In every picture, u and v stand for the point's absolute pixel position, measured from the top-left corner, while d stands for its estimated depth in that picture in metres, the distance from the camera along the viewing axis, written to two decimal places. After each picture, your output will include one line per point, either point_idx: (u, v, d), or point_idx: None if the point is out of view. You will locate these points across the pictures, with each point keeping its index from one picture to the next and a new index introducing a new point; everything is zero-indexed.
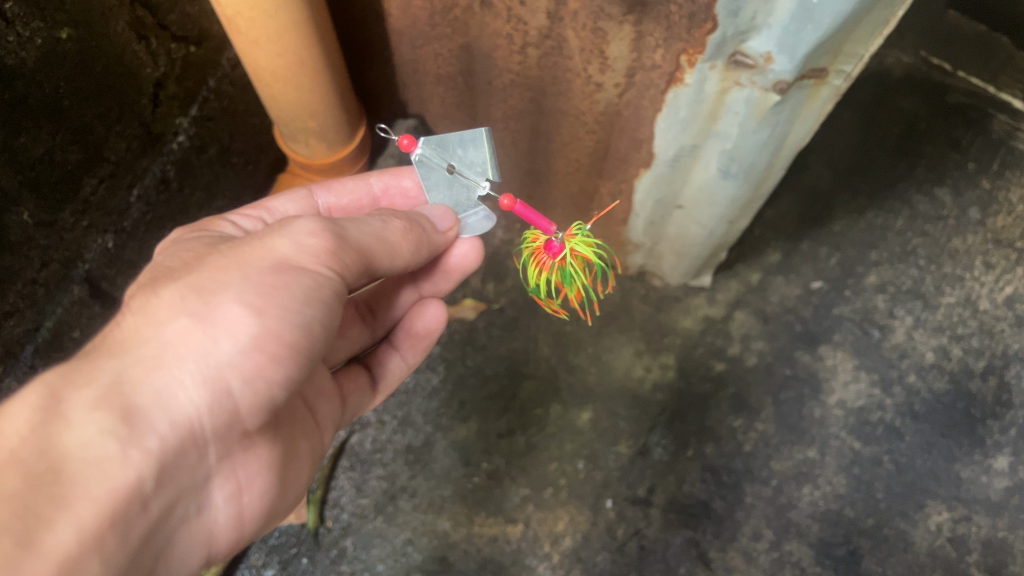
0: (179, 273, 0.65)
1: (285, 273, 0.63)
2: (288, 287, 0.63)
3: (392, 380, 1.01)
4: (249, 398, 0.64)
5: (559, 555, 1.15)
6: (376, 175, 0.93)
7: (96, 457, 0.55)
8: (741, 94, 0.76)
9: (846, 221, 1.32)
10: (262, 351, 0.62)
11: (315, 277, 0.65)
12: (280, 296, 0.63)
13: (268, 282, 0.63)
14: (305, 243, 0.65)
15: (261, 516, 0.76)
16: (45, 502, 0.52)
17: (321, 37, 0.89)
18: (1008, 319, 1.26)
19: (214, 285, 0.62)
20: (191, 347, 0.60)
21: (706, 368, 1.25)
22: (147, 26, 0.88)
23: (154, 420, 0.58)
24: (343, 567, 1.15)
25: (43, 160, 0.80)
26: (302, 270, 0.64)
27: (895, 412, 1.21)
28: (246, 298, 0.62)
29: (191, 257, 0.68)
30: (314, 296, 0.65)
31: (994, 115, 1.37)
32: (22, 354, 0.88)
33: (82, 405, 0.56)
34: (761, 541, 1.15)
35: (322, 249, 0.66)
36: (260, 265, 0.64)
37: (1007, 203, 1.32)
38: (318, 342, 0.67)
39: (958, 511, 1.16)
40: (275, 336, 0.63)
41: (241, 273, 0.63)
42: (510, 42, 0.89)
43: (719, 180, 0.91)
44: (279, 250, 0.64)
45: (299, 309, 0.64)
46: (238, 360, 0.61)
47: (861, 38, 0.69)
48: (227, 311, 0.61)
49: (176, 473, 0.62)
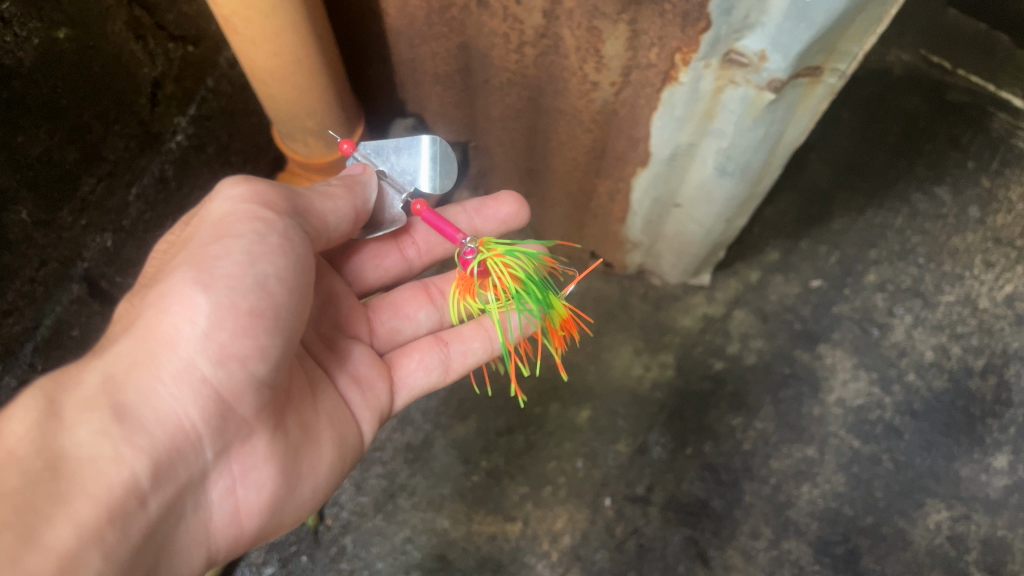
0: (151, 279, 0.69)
1: (224, 236, 0.66)
2: (230, 251, 0.66)
3: (469, 359, 0.91)
4: (226, 377, 0.65)
5: (558, 553, 1.15)
6: None
7: (90, 455, 0.57)
8: (736, 92, 0.76)
9: (845, 220, 1.32)
10: (224, 324, 0.64)
11: (254, 232, 0.67)
12: (225, 262, 0.65)
13: (213, 252, 0.65)
14: (236, 206, 0.68)
15: (283, 510, 0.76)
16: (43, 499, 0.54)
17: (320, 36, 0.89)
18: (1008, 317, 1.26)
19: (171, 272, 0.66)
20: (159, 335, 0.63)
21: (705, 367, 1.25)
22: (146, 26, 0.88)
23: (141, 414, 0.61)
24: (343, 564, 1.15)
25: (41, 159, 0.80)
26: (241, 230, 0.67)
27: (894, 411, 1.21)
28: (199, 273, 0.65)
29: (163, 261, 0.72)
30: (259, 253, 0.66)
31: (993, 114, 1.37)
32: (21, 352, 0.88)
33: (73, 407, 0.59)
34: (761, 539, 1.15)
35: (250, 201, 0.69)
36: (204, 238, 0.67)
37: (1007, 202, 1.32)
38: (285, 301, 0.68)
39: (957, 510, 1.16)
40: (232, 306, 0.64)
41: (189, 253, 0.67)
42: (507, 41, 0.89)
43: (716, 179, 0.91)
44: (216, 217, 0.68)
45: (248, 270, 0.66)
46: (204, 338, 0.63)
47: (856, 36, 0.69)
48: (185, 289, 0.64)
49: (173, 464, 0.63)
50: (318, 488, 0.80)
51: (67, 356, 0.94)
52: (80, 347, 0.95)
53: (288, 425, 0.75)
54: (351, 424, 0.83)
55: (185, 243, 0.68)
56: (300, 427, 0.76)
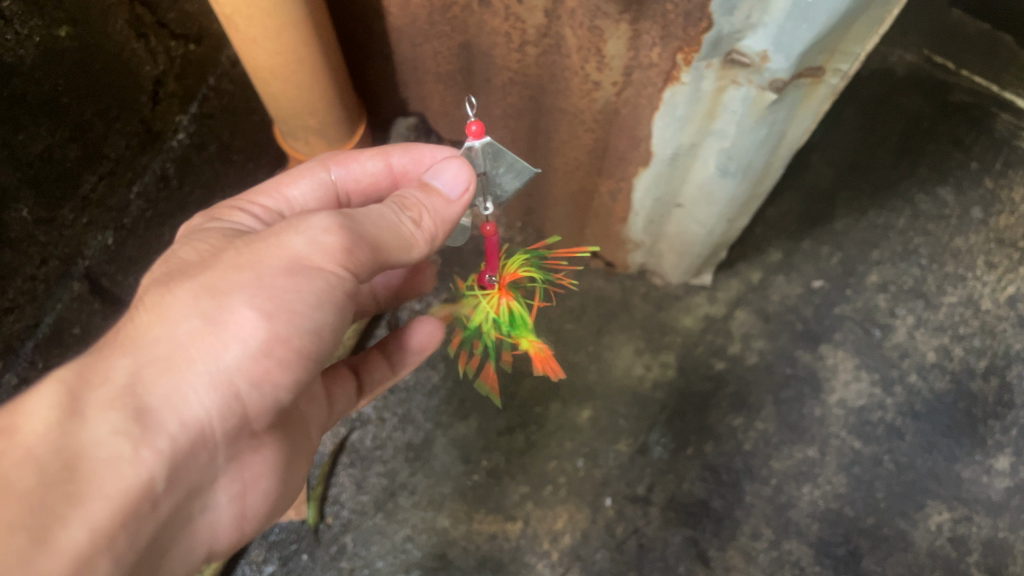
0: (193, 270, 0.63)
1: (299, 275, 0.61)
2: (300, 290, 0.61)
3: (381, 384, 0.97)
4: (256, 399, 0.65)
5: (558, 553, 1.15)
6: (397, 152, 0.85)
7: (110, 457, 0.56)
8: (737, 92, 0.76)
9: (847, 221, 1.32)
10: (268, 356, 0.62)
11: (332, 279, 0.62)
12: (291, 298, 0.61)
13: (281, 284, 0.61)
14: (321, 241, 0.61)
15: (263, 517, 0.77)
16: (61, 500, 0.53)
17: (320, 33, 0.89)
18: (1010, 319, 1.26)
19: (225, 286, 0.61)
20: (201, 349, 0.60)
21: (706, 367, 1.25)
22: (147, 24, 0.88)
23: (166, 422, 0.59)
24: (343, 563, 1.15)
25: (42, 157, 0.80)
26: (317, 271, 0.62)
27: (895, 412, 1.21)
28: (262, 301, 0.61)
29: (208, 251, 0.65)
30: (327, 299, 0.63)
31: (997, 114, 1.36)
32: (22, 349, 0.88)
33: (98, 405, 0.56)
34: (761, 540, 1.15)
35: (338, 247, 0.62)
36: (275, 266, 0.61)
37: (1010, 203, 1.31)
38: (326, 344, 0.66)
39: (959, 511, 1.16)
40: (283, 341, 0.63)
41: (254, 274, 0.61)
42: (508, 40, 0.88)
43: (718, 179, 0.91)
44: (297, 247, 0.61)
45: (309, 312, 0.63)
46: (244, 365, 0.61)
47: (858, 37, 0.68)
48: (240, 314, 0.60)
49: (186, 473, 0.62)
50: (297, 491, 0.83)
51: (68, 354, 0.94)
52: (81, 345, 0.95)
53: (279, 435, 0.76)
54: (310, 436, 0.85)
55: (249, 254, 0.62)
56: (288, 436, 0.78)
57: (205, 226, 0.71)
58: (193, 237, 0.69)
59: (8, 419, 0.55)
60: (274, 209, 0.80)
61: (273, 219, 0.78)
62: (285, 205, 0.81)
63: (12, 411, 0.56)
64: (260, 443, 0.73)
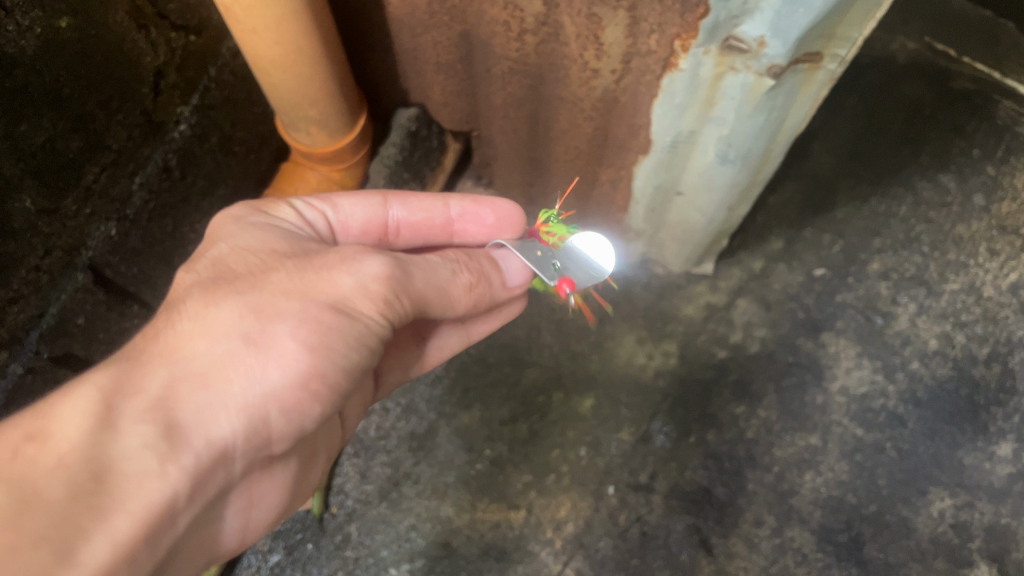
0: (240, 286, 0.64)
1: (343, 316, 0.65)
2: (341, 330, 0.64)
3: (443, 354, 0.95)
4: (283, 431, 0.65)
5: (561, 540, 1.16)
6: (457, 199, 0.89)
7: (138, 473, 0.55)
8: (736, 79, 0.76)
9: (849, 209, 1.32)
10: (304, 389, 0.64)
11: (369, 324, 0.66)
12: (332, 336, 0.64)
13: (325, 320, 0.64)
14: (367, 287, 0.66)
15: (265, 529, 0.78)
16: (85, 512, 0.52)
17: (321, 24, 0.89)
18: (1012, 305, 1.25)
19: (272, 311, 0.63)
20: (241, 372, 0.61)
21: (708, 356, 1.25)
22: (147, 15, 0.88)
23: (194, 439, 0.58)
24: (348, 552, 1.16)
25: (44, 148, 0.80)
26: (359, 313, 0.65)
27: (897, 399, 1.21)
28: (305, 333, 0.63)
29: (255, 269, 0.66)
30: (363, 340, 0.66)
31: (998, 101, 1.36)
32: (26, 340, 0.88)
33: (134, 415, 0.56)
34: (763, 528, 1.15)
35: (383, 296, 0.66)
36: (321, 301, 0.64)
37: (1012, 189, 1.31)
38: (352, 378, 0.68)
39: (961, 497, 1.16)
40: (319, 376, 0.64)
41: (302, 305, 0.64)
42: (507, 29, 0.88)
43: (718, 166, 0.91)
44: (342, 287, 0.65)
45: (346, 351, 0.66)
46: (279, 394, 0.63)
47: (855, 22, 0.68)
48: (282, 341, 0.62)
49: (208, 493, 0.61)
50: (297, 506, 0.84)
51: (73, 345, 0.95)
52: (85, 334, 0.96)
53: (293, 458, 0.78)
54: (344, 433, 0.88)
55: (298, 283, 0.65)
56: (302, 455, 0.79)
57: (257, 219, 0.73)
58: (238, 240, 0.69)
59: (42, 420, 0.55)
60: (318, 209, 0.80)
61: (313, 216, 0.79)
62: (331, 212, 0.82)
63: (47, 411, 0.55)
64: (273, 467, 0.74)
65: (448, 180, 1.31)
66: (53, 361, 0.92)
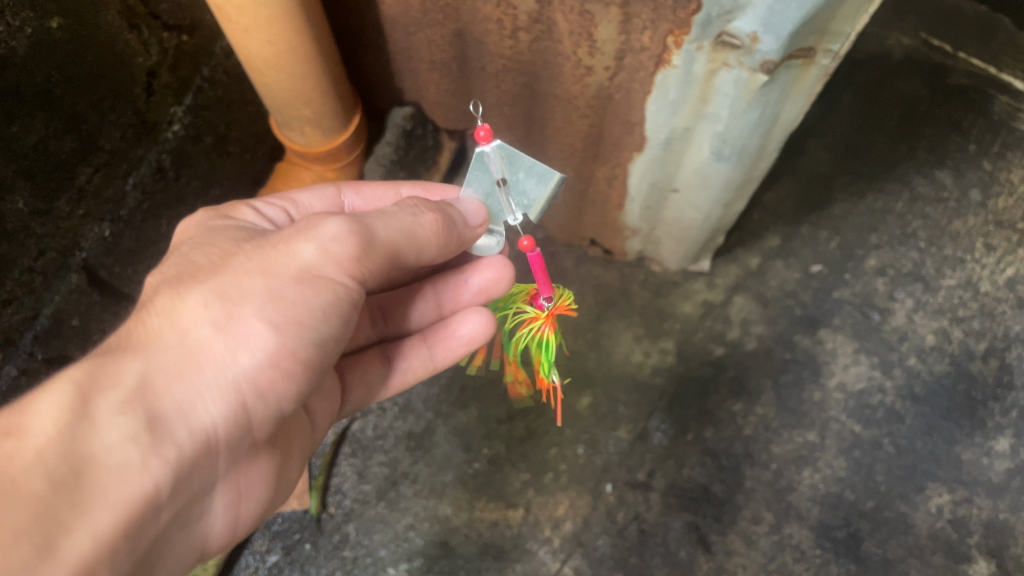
0: (205, 274, 0.64)
1: (309, 287, 0.64)
2: (310, 303, 0.64)
3: (408, 377, 0.93)
4: (260, 411, 0.65)
5: (559, 539, 1.16)
6: (408, 185, 0.90)
7: (117, 464, 0.55)
8: (730, 75, 0.76)
9: (845, 205, 1.31)
10: (276, 367, 0.64)
11: (337, 292, 0.65)
12: (301, 311, 0.64)
13: (291, 295, 0.63)
14: (330, 250, 0.64)
15: (255, 518, 0.78)
16: (65, 507, 0.52)
17: (314, 23, 0.88)
18: (1009, 301, 1.25)
19: (237, 294, 0.62)
20: (213, 357, 0.61)
21: (705, 353, 1.25)
22: (139, 15, 0.88)
23: (174, 428, 0.59)
24: (346, 552, 1.16)
25: (36, 149, 0.80)
26: (325, 281, 0.64)
27: (895, 395, 1.21)
28: (273, 311, 0.63)
29: (219, 255, 0.66)
30: (332, 313, 0.66)
31: (994, 96, 1.35)
32: (20, 341, 0.89)
33: (107, 408, 0.56)
34: (761, 525, 1.15)
35: (348, 257, 0.64)
36: (285, 275, 0.63)
37: (1009, 184, 1.31)
38: (328, 354, 0.69)
39: (959, 493, 1.16)
40: (291, 352, 0.64)
41: (266, 281, 0.63)
42: (501, 27, 0.88)
43: (713, 163, 0.91)
44: (304, 257, 0.63)
45: (317, 325, 0.65)
46: (253, 375, 0.63)
47: (848, 17, 0.68)
48: (251, 322, 0.62)
49: (189, 482, 0.62)
50: (286, 493, 0.84)
51: (68, 347, 0.95)
52: (80, 336, 0.96)
53: (277, 445, 0.78)
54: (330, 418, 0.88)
55: (260, 261, 0.64)
56: (284, 442, 0.80)
57: (218, 222, 0.74)
58: (201, 240, 0.70)
59: (15, 417, 0.54)
60: (278, 205, 0.83)
61: (273, 214, 0.82)
62: (291, 207, 0.85)
63: (18, 411, 0.55)
64: (257, 454, 0.75)
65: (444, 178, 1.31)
66: (47, 363, 0.92)
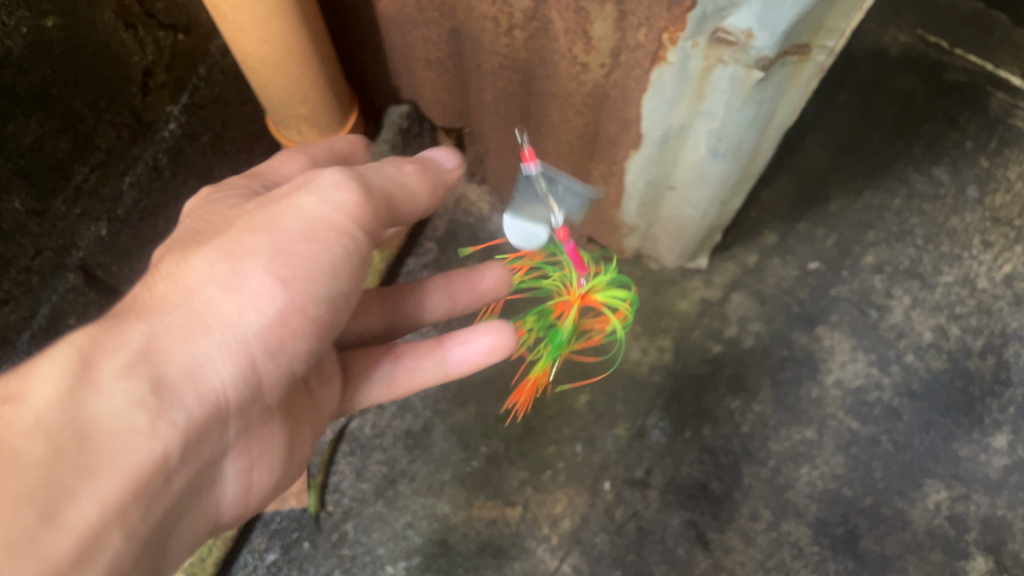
0: (208, 234, 0.61)
1: (318, 240, 0.60)
2: (320, 258, 0.60)
3: (415, 381, 0.89)
4: (272, 373, 0.62)
5: (558, 537, 1.16)
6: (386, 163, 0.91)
7: (122, 430, 0.52)
8: (725, 72, 0.76)
9: (842, 202, 1.32)
10: (287, 325, 0.61)
11: (348, 245, 0.61)
12: (310, 267, 0.60)
13: (300, 250, 0.59)
14: (334, 201, 0.61)
15: (270, 488, 0.75)
16: (70, 471, 0.49)
17: (309, 21, 0.88)
18: (1006, 297, 1.25)
19: (244, 250, 0.59)
20: (222, 317, 0.58)
21: (702, 350, 1.25)
22: (134, 15, 0.87)
23: (182, 392, 0.56)
24: (344, 550, 1.16)
25: (32, 149, 0.80)
26: (335, 234, 0.60)
27: (892, 392, 1.21)
28: (281, 266, 0.59)
29: (222, 217, 0.63)
30: (342, 268, 0.62)
31: (992, 93, 1.35)
32: (18, 340, 0.89)
33: (113, 372, 0.53)
34: (759, 522, 1.16)
35: (354, 206, 0.61)
36: (292, 228, 0.60)
37: (1006, 181, 1.31)
38: (339, 314, 0.65)
39: (957, 490, 1.16)
40: (301, 309, 0.61)
41: (272, 237, 0.60)
42: (496, 25, 0.88)
43: (709, 160, 0.91)
44: (309, 209, 0.60)
45: (328, 281, 0.61)
46: (263, 334, 0.59)
47: (843, 13, 0.68)
48: (256, 279, 0.58)
49: (200, 446, 0.59)
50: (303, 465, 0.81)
51: None
52: None
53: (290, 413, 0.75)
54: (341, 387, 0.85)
55: (264, 217, 0.61)
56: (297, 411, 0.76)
57: (221, 187, 0.71)
58: (202, 206, 0.67)
59: (15, 382, 0.51)
60: None
61: None
62: None
63: (17, 378, 0.51)
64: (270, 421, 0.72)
65: None
66: None
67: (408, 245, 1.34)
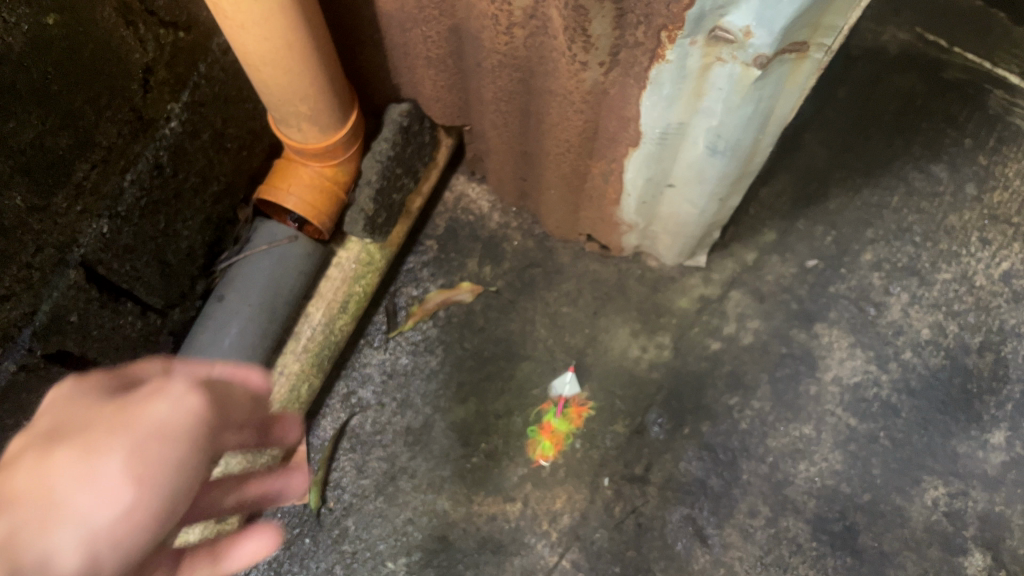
0: (45, 433, 0.52)
1: (173, 441, 0.53)
2: (172, 456, 0.53)
3: None
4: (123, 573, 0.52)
5: (558, 533, 1.17)
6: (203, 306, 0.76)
7: None
8: (723, 69, 0.77)
9: (841, 200, 1.32)
10: (141, 525, 0.52)
11: (199, 444, 0.55)
12: (161, 466, 0.53)
13: (152, 447, 0.52)
14: (182, 404, 0.55)
15: None
16: None
17: (310, 18, 0.89)
18: (1004, 294, 1.26)
19: (90, 450, 0.51)
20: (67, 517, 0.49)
21: (701, 348, 1.26)
22: (135, 12, 0.89)
23: None
24: (344, 546, 1.18)
25: (33, 145, 0.81)
26: (189, 434, 0.55)
27: (890, 388, 1.22)
28: (134, 465, 0.52)
29: (57, 414, 0.54)
30: (193, 467, 0.55)
31: (990, 91, 1.35)
32: (19, 337, 0.89)
33: None
34: (758, 518, 1.16)
35: (200, 409, 0.56)
36: (145, 426, 0.53)
37: (1004, 179, 1.31)
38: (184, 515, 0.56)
39: (954, 486, 1.17)
40: (153, 509, 0.53)
41: (125, 435, 0.52)
42: (496, 23, 0.88)
43: (708, 158, 0.92)
44: (158, 410, 0.54)
45: (180, 477, 0.54)
46: (116, 534, 0.51)
47: (840, 11, 0.69)
48: (108, 479, 0.50)
49: None
50: None
51: (66, 342, 0.96)
52: (79, 332, 0.98)
53: None
54: None
55: (110, 416, 0.53)
56: None
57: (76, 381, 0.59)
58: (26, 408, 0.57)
59: None
60: None
61: None
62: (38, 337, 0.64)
63: None
64: None
65: (440, 173, 1.31)
66: (45, 358, 0.93)
67: (408, 243, 1.34)
